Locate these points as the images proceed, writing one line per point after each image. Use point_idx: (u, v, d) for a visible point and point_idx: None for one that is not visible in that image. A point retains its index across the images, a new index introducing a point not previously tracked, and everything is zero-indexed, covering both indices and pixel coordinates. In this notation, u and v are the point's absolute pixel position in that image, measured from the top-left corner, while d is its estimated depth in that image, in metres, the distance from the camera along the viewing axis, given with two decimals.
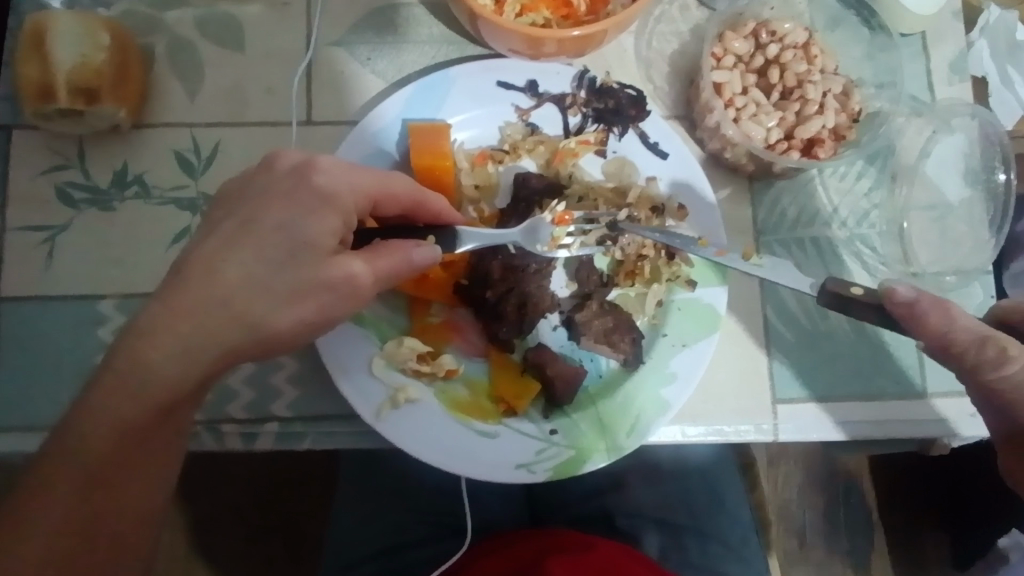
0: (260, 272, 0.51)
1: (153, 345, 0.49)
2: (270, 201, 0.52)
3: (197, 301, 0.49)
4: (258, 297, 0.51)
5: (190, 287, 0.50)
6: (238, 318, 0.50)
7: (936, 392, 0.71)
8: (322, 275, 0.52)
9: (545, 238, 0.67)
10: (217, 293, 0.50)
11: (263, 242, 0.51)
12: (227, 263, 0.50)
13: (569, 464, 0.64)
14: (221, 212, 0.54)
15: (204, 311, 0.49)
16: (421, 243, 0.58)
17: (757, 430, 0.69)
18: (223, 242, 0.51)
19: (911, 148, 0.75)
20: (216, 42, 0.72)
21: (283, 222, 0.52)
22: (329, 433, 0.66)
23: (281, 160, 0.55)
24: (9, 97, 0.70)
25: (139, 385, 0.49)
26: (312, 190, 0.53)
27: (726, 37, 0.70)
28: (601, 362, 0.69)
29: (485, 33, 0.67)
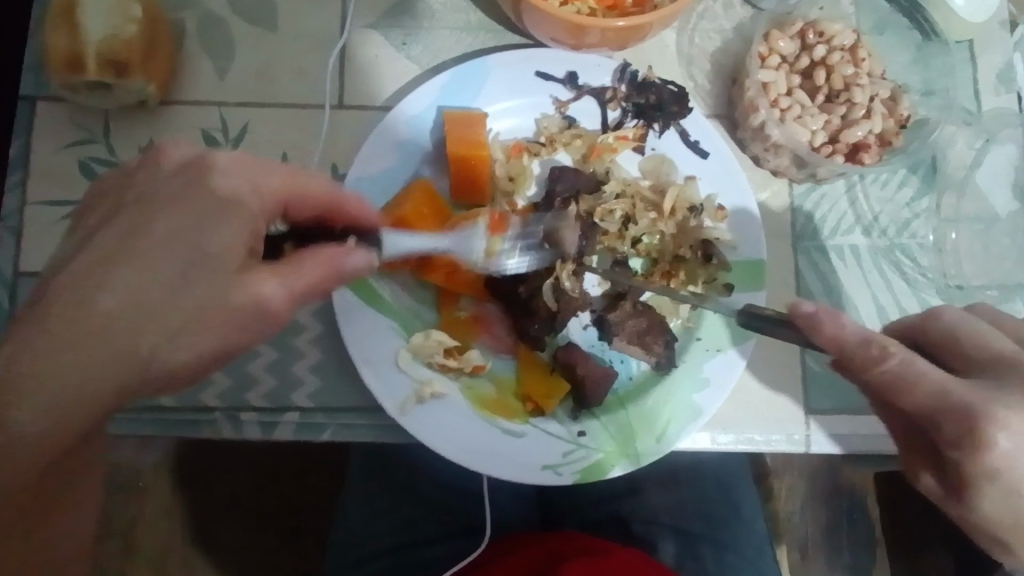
0: (145, 295, 0.44)
1: (13, 387, 0.41)
2: (157, 207, 0.46)
3: (68, 333, 0.42)
4: (148, 325, 0.44)
5: (59, 315, 0.42)
6: (126, 354, 0.43)
7: (823, 409, 0.68)
8: (226, 294, 0.46)
9: (480, 249, 0.62)
10: (95, 324, 0.42)
11: (150, 258, 0.44)
12: (107, 286, 0.43)
13: (596, 467, 0.63)
14: (100, 219, 0.47)
15: (81, 347, 0.42)
16: (351, 247, 0.50)
17: (789, 440, 0.67)
18: (95, 259, 0.44)
19: (960, 161, 0.74)
20: (248, 20, 0.70)
21: (172, 231, 0.45)
22: (350, 425, 0.64)
23: (171, 156, 0.49)
24: (36, 68, 0.68)
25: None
26: (209, 193, 0.47)
27: (773, 36, 0.68)
28: (632, 364, 0.67)
29: (528, 21, 0.66)
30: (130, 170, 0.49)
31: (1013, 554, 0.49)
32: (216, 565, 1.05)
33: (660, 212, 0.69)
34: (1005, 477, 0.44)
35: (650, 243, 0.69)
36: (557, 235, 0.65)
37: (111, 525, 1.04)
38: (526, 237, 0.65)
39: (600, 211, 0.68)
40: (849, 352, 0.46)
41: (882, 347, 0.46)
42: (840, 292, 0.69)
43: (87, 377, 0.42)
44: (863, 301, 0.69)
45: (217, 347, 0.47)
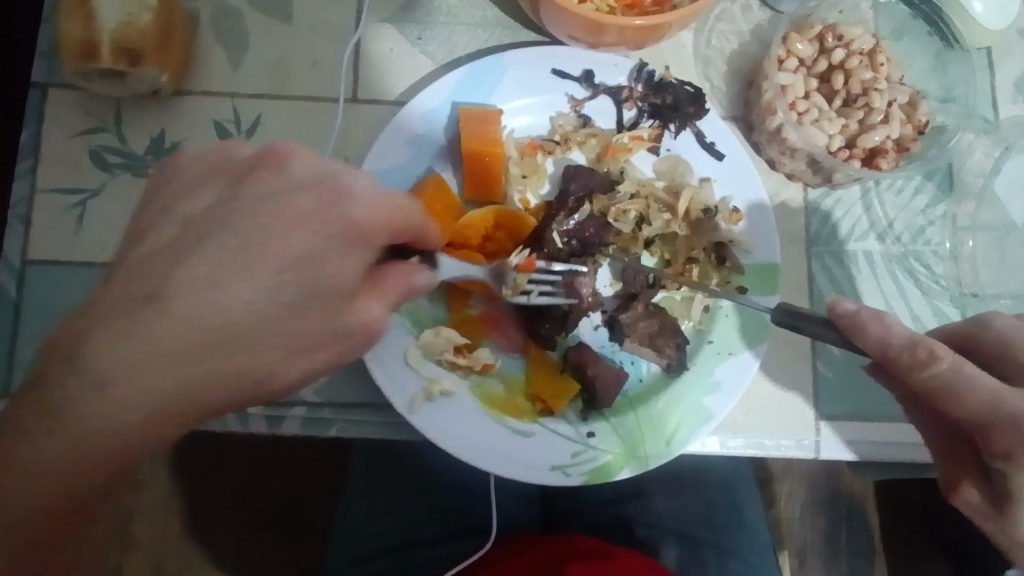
0: (262, 318, 0.42)
1: (113, 391, 0.40)
2: (279, 221, 0.43)
3: (180, 347, 0.41)
4: (265, 346, 0.43)
5: (176, 327, 0.40)
6: (230, 373, 0.42)
7: (841, 415, 0.67)
8: (337, 317, 0.45)
9: (510, 283, 0.62)
10: (213, 341, 0.41)
11: (272, 276, 0.42)
12: (226, 302, 0.41)
13: (605, 469, 0.62)
14: (205, 218, 0.43)
15: (191, 363, 0.41)
16: (419, 267, 0.49)
17: (798, 446, 0.66)
18: (208, 265, 0.41)
19: (978, 169, 0.73)
20: (263, 11, 0.70)
21: (298, 255, 0.43)
22: (357, 422, 0.64)
23: (297, 166, 0.45)
24: (49, 54, 0.67)
25: (89, 436, 0.40)
26: (344, 222, 0.44)
27: (791, 39, 0.68)
28: (642, 366, 0.66)
29: (546, 17, 0.65)
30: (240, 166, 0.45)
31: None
32: (214, 559, 1.05)
33: (674, 214, 0.68)
34: None
35: (663, 244, 0.69)
36: (579, 279, 0.64)
37: None
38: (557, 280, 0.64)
39: (614, 211, 0.68)
40: (894, 354, 0.47)
41: (931, 351, 0.46)
42: (853, 298, 0.69)
43: (193, 391, 0.42)
44: (876, 307, 0.69)
45: (316, 368, 0.47)
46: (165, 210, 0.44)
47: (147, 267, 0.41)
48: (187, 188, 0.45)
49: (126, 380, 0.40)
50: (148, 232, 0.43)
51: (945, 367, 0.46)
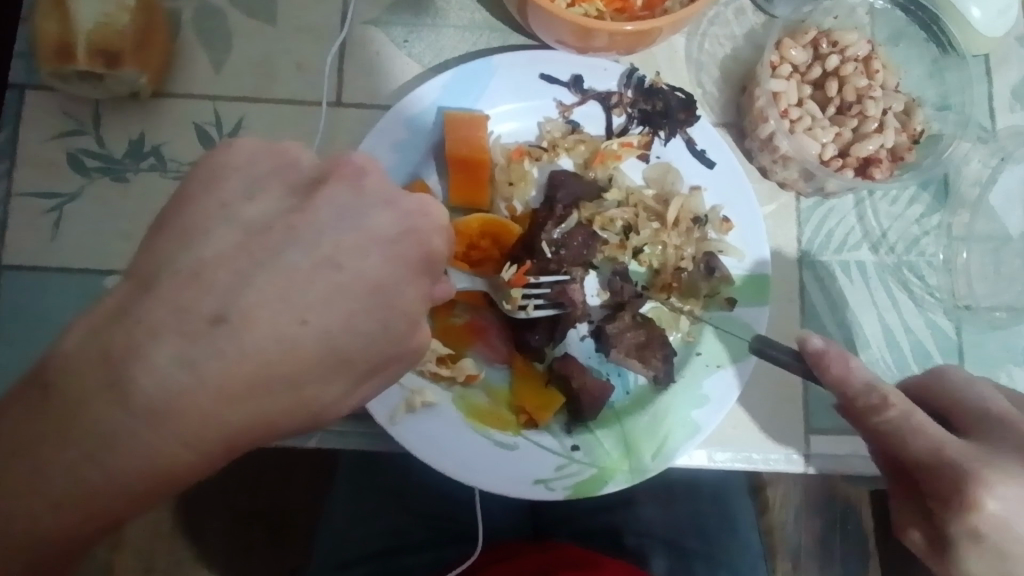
0: (335, 348, 0.36)
1: (157, 427, 0.32)
2: (358, 242, 0.37)
3: (249, 378, 0.34)
4: (332, 378, 0.37)
5: (245, 355, 0.33)
6: (294, 409, 0.36)
7: (830, 428, 0.66)
8: (399, 347, 0.38)
9: (505, 296, 0.64)
10: (285, 372, 0.35)
11: (348, 301, 0.36)
12: (301, 328, 0.35)
13: (590, 483, 0.61)
14: (274, 226, 0.36)
15: (255, 397, 0.34)
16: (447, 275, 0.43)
17: (787, 459, 0.66)
18: (279, 282, 0.35)
19: (974, 179, 0.71)
20: (245, 11, 0.68)
21: (376, 282, 0.37)
22: (339, 432, 0.63)
23: (374, 182, 0.38)
24: (25, 54, 0.66)
25: (136, 467, 0.33)
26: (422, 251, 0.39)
27: (785, 44, 0.66)
28: (629, 377, 0.65)
29: (534, 22, 0.64)
30: (304, 173, 0.39)
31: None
32: (201, 562, 1.04)
33: (663, 223, 0.67)
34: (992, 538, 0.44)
35: (652, 253, 0.67)
36: (569, 287, 0.64)
37: None
38: (552, 291, 0.64)
39: (600, 219, 0.67)
40: (852, 394, 0.49)
41: (883, 396, 0.48)
42: (845, 310, 0.68)
43: (252, 430, 0.35)
44: (869, 319, 0.68)
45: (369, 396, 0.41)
46: (220, 210, 0.36)
47: (208, 279, 0.34)
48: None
49: (178, 415, 0.32)
50: (202, 233, 0.35)
51: (896, 412, 0.47)
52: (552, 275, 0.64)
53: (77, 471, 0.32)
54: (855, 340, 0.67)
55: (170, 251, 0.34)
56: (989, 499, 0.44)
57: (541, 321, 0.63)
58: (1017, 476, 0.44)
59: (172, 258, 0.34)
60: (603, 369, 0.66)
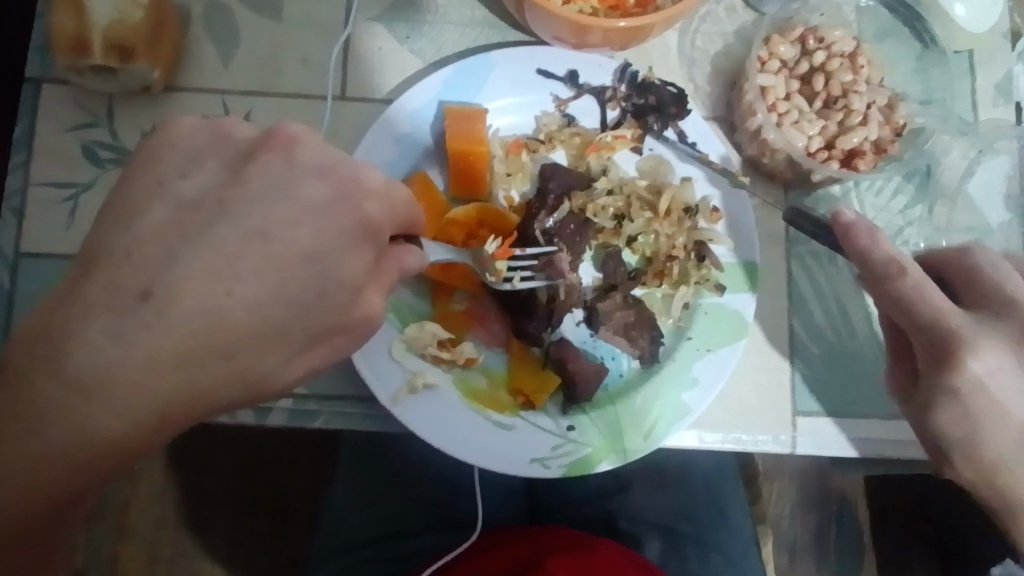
0: (266, 318, 0.41)
1: (97, 397, 0.37)
2: (288, 212, 0.41)
3: (179, 350, 0.38)
4: (269, 349, 0.42)
5: (173, 328, 0.38)
6: (232, 375, 0.40)
7: (817, 412, 0.69)
8: (343, 317, 0.44)
9: (491, 269, 0.66)
10: (215, 344, 0.39)
11: (275, 270, 0.41)
12: (228, 301, 0.39)
13: (584, 462, 0.63)
14: (205, 201, 0.40)
15: (187, 368, 0.39)
16: (408, 247, 0.50)
17: (775, 441, 0.68)
18: (209, 249, 0.39)
19: (953, 171, 0.74)
20: (253, 8, 0.71)
21: (307, 252, 0.41)
22: (343, 413, 0.65)
23: (305, 154, 0.42)
24: (40, 48, 0.68)
25: (85, 435, 0.38)
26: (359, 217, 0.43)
27: (773, 41, 0.69)
28: (623, 361, 0.68)
29: (530, 19, 0.66)
30: (237, 145, 0.43)
31: (952, 465, 0.58)
32: (209, 550, 1.07)
33: (656, 213, 0.70)
34: (965, 400, 0.53)
35: (645, 242, 0.70)
36: (556, 258, 0.67)
37: (106, 504, 1.05)
38: (535, 264, 0.67)
39: (592, 207, 0.70)
40: (870, 266, 0.54)
41: (902, 269, 0.52)
42: (831, 297, 0.71)
43: (188, 399, 0.39)
44: (854, 305, 0.71)
45: (314, 365, 0.46)
46: (158, 186, 0.40)
47: (137, 254, 0.38)
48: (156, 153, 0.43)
49: (115, 386, 0.37)
50: (137, 211, 0.40)
51: (910, 284, 0.52)
52: (538, 247, 0.67)
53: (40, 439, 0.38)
54: (840, 324, 0.70)
55: (108, 230, 0.39)
56: (975, 363, 0.51)
57: (527, 292, 0.66)
58: (1001, 346, 0.51)
59: (109, 237, 0.39)
60: (596, 354, 0.68)
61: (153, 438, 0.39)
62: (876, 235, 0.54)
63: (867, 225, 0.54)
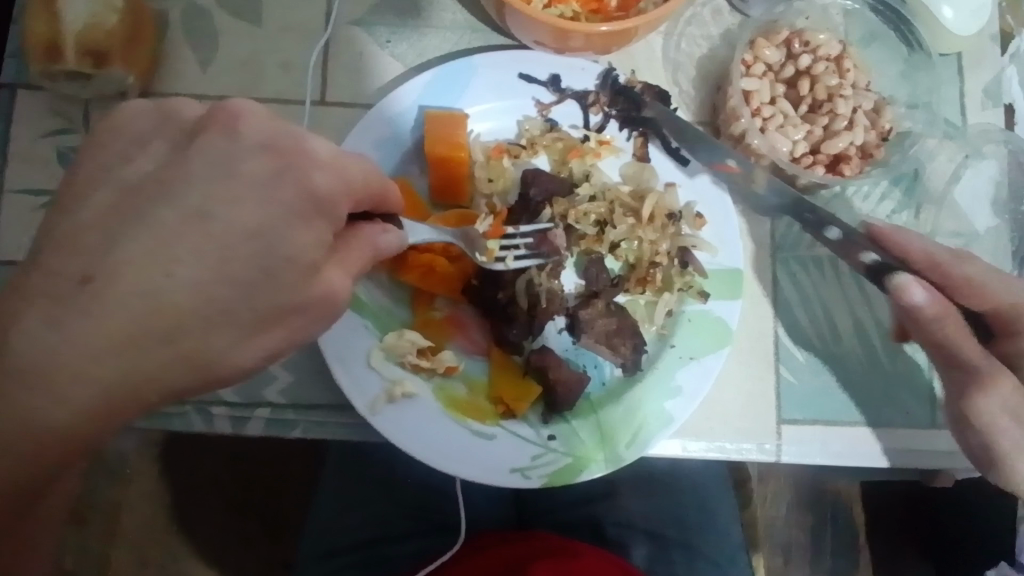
0: (205, 302, 0.40)
1: (41, 385, 0.38)
2: (227, 202, 0.41)
3: (119, 334, 0.38)
4: (216, 331, 0.41)
5: (110, 313, 0.38)
6: (177, 358, 0.40)
7: (800, 420, 0.68)
8: (304, 311, 0.44)
9: (482, 249, 0.64)
10: (156, 328, 0.39)
11: (216, 249, 0.40)
12: (167, 281, 0.39)
13: (566, 471, 0.63)
14: (145, 187, 0.41)
15: (131, 352, 0.39)
16: (384, 227, 0.49)
17: (760, 450, 0.67)
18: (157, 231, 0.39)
19: (941, 174, 0.72)
20: (233, 12, 0.70)
21: (253, 227, 0.41)
22: (322, 423, 0.65)
23: (248, 139, 0.43)
24: (17, 54, 0.67)
25: (36, 420, 0.39)
26: (306, 191, 0.42)
27: (759, 45, 0.68)
28: (605, 369, 0.67)
29: (511, 23, 0.65)
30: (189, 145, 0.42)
31: None
32: (197, 553, 1.06)
33: (639, 219, 0.69)
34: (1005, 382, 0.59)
35: (629, 249, 0.69)
36: (550, 235, 0.66)
37: (95, 508, 1.04)
38: (527, 244, 0.66)
39: (574, 214, 0.68)
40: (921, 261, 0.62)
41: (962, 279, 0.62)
42: (818, 305, 0.70)
43: (135, 383, 0.40)
44: (840, 312, 0.70)
45: (272, 351, 0.44)
46: (102, 183, 0.41)
47: (79, 256, 0.39)
48: (121, 163, 0.42)
49: (58, 372, 0.38)
50: (78, 203, 0.40)
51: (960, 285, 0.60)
52: (531, 225, 0.66)
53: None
54: (826, 331, 0.70)
55: (58, 216, 0.40)
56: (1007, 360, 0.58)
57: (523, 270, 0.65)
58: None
59: (57, 225, 0.40)
60: (577, 357, 0.68)
61: (102, 425, 0.40)
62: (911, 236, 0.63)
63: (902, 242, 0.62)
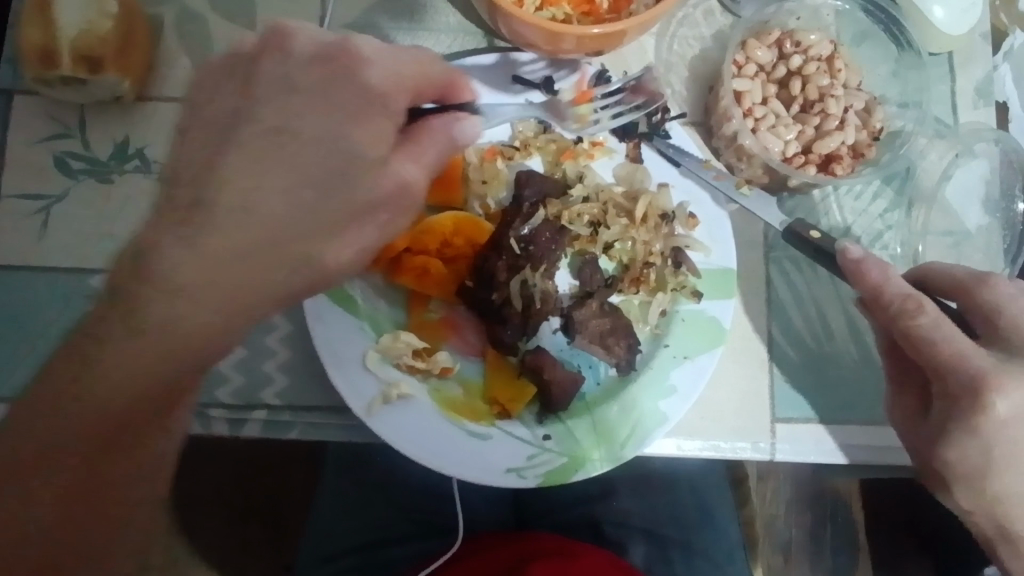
0: (296, 213, 0.46)
1: (166, 303, 0.44)
2: None
3: (230, 241, 0.44)
4: (312, 230, 0.46)
5: (220, 225, 0.44)
6: (278, 276, 0.46)
7: (795, 418, 0.68)
8: None
9: (572, 116, 0.68)
10: (264, 232, 0.45)
11: (304, 158, 0.46)
12: (265, 192, 0.45)
13: (561, 471, 0.63)
14: None
15: (243, 254, 0.45)
16: (458, 116, 0.51)
17: (754, 449, 0.67)
18: (247, 163, 0.45)
19: (932, 172, 0.73)
20: (226, 16, 0.70)
21: (327, 137, 0.47)
22: (318, 425, 0.65)
23: None
24: (12, 60, 0.68)
25: (168, 330, 0.45)
26: (363, 90, 0.48)
27: (750, 45, 0.69)
28: (600, 369, 0.68)
29: (502, 23, 0.65)
30: None
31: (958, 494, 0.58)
32: (198, 553, 1.07)
33: (632, 219, 0.70)
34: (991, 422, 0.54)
35: (622, 249, 0.70)
36: (640, 83, 0.68)
37: None
38: (618, 105, 0.67)
39: (568, 214, 0.70)
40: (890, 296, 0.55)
41: (920, 304, 0.54)
42: (811, 304, 0.70)
43: (254, 279, 0.46)
44: (833, 312, 0.70)
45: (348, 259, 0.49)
46: None
47: None
48: None
49: (184, 285, 0.44)
50: None
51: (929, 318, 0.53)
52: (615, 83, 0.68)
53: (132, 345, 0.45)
54: (819, 330, 0.70)
55: None
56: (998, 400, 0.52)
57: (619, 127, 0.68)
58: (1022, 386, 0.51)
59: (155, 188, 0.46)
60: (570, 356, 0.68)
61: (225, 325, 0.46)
62: (886, 272, 0.56)
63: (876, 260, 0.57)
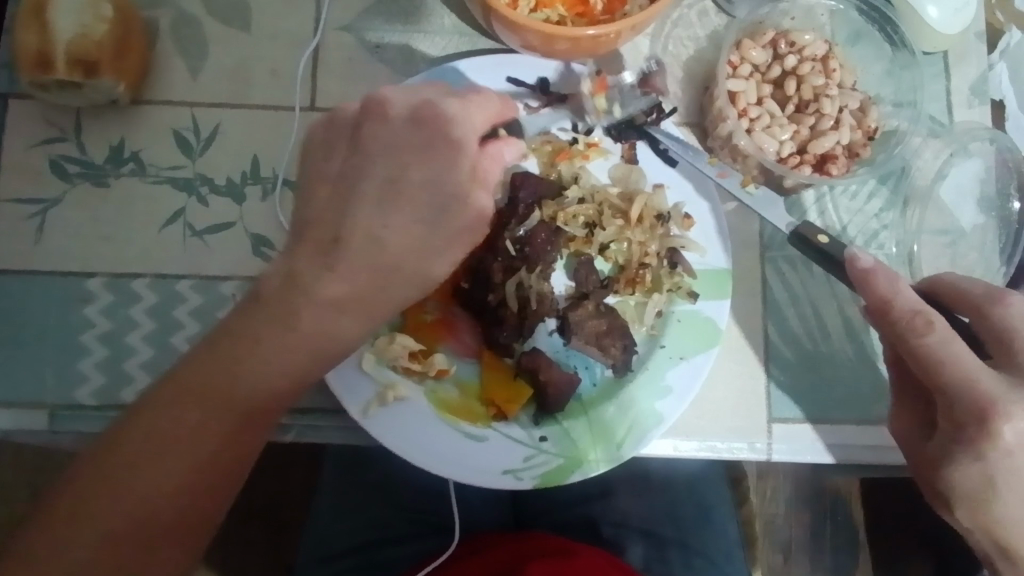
0: (410, 244, 0.53)
1: (316, 320, 0.51)
2: None
3: (363, 267, 0.51)
4: (423, 256, 0.53)
5: (353, 254, 0.51)
6: (387, 294, 0.53)
7: (790, 418, 0.68)
8: None
9: (591, 109, 0.69)
10: (388, 258, 0.52)
11: (409, 196, 0.53)
12: (384, 228, 0.52)
13: (558, 472, 0.63)
14: None
15: (371, 277, 0.52)
16: (507, 141, 0.57)
17: (751, 449, 0.68)
18: (367, 207, 0.52)
19: (926, 171, 0.72)
20: (221, 19, 0.70)
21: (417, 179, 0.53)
22: (316, 427, 0.65)
23: None
24: (8, 64, 0.68)
25: (309, 340, 0.51)
26: (435, 131, 0.54)
27: (745, 45, 0.69)
28: (596, 370, 0.68)
29: (497, 28, 0.66)
30: None
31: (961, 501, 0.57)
32: None
33: (627, 220, 0.70)
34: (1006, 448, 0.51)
35: (617, 250, 0.70)
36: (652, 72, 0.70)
37: None
38: (632, 95, 0.69)
39: (563, 216, 0.69)
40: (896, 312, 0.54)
41: (928, 321, 0.52)
42: (806, 303, 0.70)
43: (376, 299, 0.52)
44: (829, 311, 0.70)
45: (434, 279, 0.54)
46: None
47: None
48: None
49: (320, 306, 0.51)
50: None
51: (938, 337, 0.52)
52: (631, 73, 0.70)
53: (271, 349, 0.51)
54: (815, 329, 0.70)
55: None
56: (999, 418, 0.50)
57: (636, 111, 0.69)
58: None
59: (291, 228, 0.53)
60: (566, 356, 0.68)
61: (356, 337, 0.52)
62: (896, 283, 0.55)
63: (886, 270, 0.55)
